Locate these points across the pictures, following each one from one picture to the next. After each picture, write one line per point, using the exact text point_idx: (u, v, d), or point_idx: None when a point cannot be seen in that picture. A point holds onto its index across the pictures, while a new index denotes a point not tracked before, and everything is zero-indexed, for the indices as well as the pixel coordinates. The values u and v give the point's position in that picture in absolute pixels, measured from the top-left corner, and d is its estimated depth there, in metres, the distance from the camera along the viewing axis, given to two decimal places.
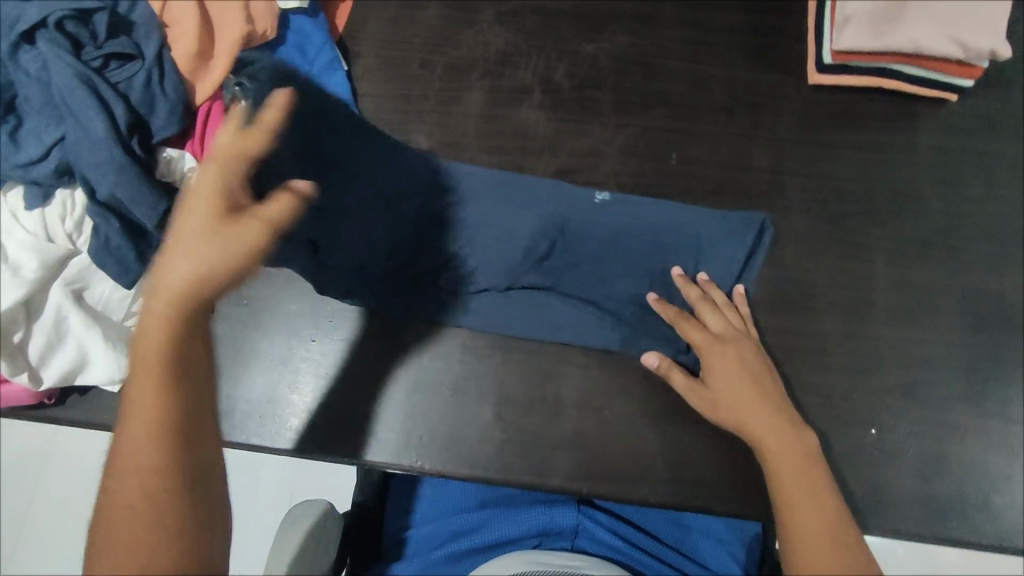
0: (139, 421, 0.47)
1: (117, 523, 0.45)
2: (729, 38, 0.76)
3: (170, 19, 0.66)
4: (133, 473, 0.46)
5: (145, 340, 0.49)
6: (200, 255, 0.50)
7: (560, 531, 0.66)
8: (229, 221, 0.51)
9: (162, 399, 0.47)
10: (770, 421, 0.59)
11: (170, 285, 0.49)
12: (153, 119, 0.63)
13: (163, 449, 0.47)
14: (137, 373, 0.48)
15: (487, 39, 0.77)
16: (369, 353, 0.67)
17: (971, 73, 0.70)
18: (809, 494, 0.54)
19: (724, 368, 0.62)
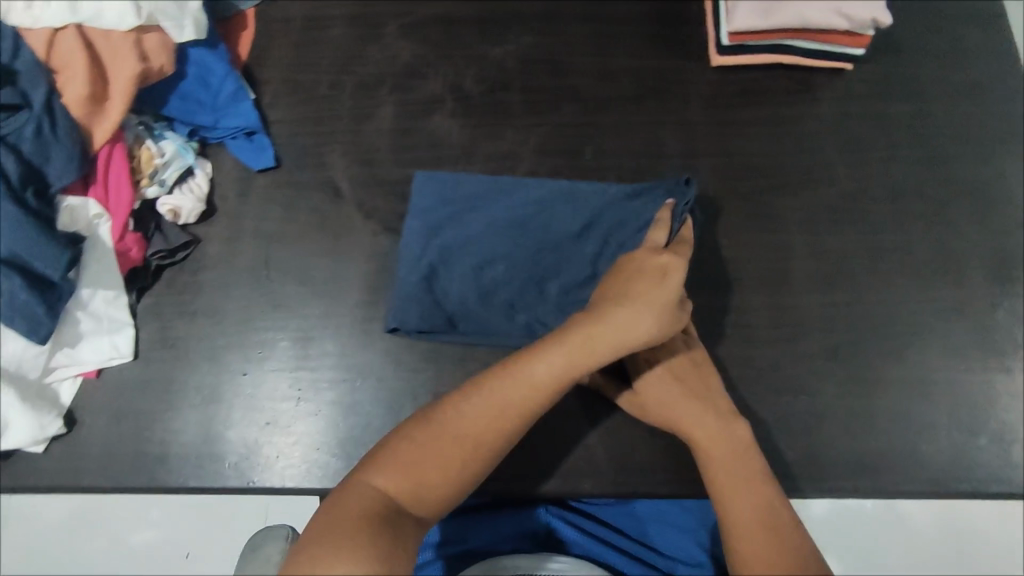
0: (526, 391, 0.53)
1: (441, 448, 0.50)
2: (632, 29, 0.77)
3: (57, 64, 0.64)
4: (478, 428, 0.51)
5: (592, 329, 0.55)
6: (640, 308, 0.57)
7: (533, 535, 0.65)
8: (671, 314, 0.58)
9: (550, 391, 0.54)
10: (696, 415, 0.59)
11: (620, 317, 0.56)
12: (49, 168, 0.61)
13: (503, 428, 0.52)
14: (552, 352, 0.54)
15: (393, 52, 0.77)
16: (303, 380, 0.66)
17: (859, 42, 0.73)
18: (736, 482, 0.54)
19: (653, 372, 0.62)
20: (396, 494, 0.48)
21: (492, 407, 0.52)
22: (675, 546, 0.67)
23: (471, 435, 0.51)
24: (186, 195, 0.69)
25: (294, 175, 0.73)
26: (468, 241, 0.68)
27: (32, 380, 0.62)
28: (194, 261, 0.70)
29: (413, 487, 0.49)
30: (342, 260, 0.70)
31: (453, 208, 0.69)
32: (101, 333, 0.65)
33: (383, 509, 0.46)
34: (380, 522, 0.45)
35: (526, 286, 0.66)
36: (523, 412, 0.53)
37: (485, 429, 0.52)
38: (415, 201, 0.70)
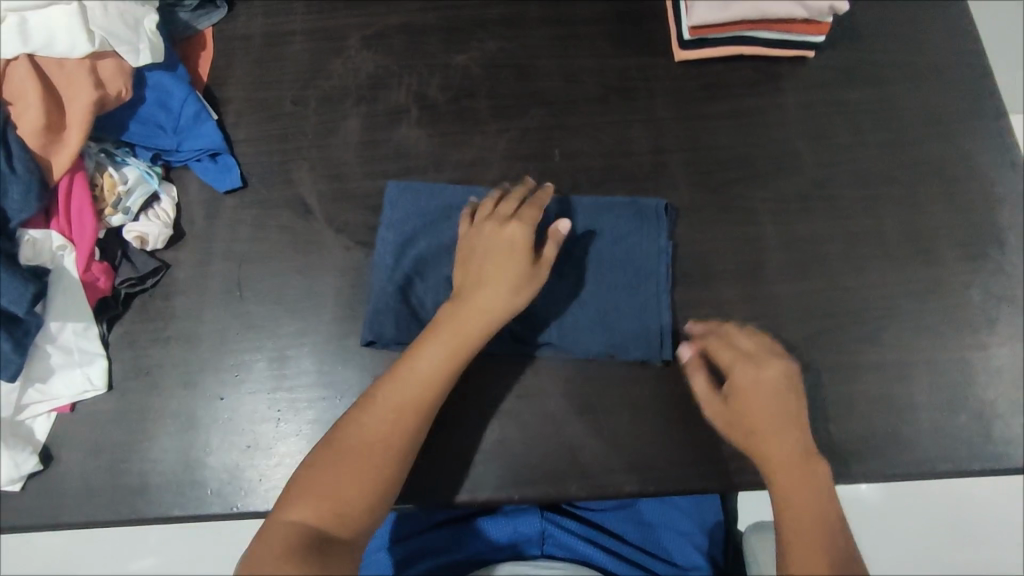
0: (413, 386, 0.58)
1: (346, 465, 0.55)
2: (594, 29, 0.77)
3: (12, 94, 0.63)
4: (375, 434, 0.56)
5: (453, 315, 0.60)
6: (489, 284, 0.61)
7: (529, 540, 0.69)
8: (521, 275, 0.61)
9: (438, 379, 0.58)
10: (789, 457, 0.58)
11: (477, 294, 0.60)
12: (8, 202, 0.60)
13: (396, 425, 0.57)
14: (426, 348, 0.59)
15: (355, 65, 0.76)
16: (282, 401, 0.65)
17: (820, 29, 0.73)
18: (812, 537, 0.55)
19: (754, 393, 0.60)
20: (315, 518, 0.52)
21: (378, 412, 0.57)
22: (674, 548, 0.70)
23: (369, 444, 0.56)
24: (151, 220, 0.68)
25: (262, 194, 0.72)
26: (447, 251, 0.68)
27: (5, 418, 0.61)
28: (164, 287, 0.69)
29: (329, 507, 0.53)
30: (316, 278, 0.69)
31: (430, 219, 0.69)
32: (72, 366, 0.64)
33: (305, 536, 0.51)
34: (302, 549, 0.50)
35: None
36: (417, 404, 0.57)
37: (379, 433, 0.56)
38: (392, 212, 0.69)
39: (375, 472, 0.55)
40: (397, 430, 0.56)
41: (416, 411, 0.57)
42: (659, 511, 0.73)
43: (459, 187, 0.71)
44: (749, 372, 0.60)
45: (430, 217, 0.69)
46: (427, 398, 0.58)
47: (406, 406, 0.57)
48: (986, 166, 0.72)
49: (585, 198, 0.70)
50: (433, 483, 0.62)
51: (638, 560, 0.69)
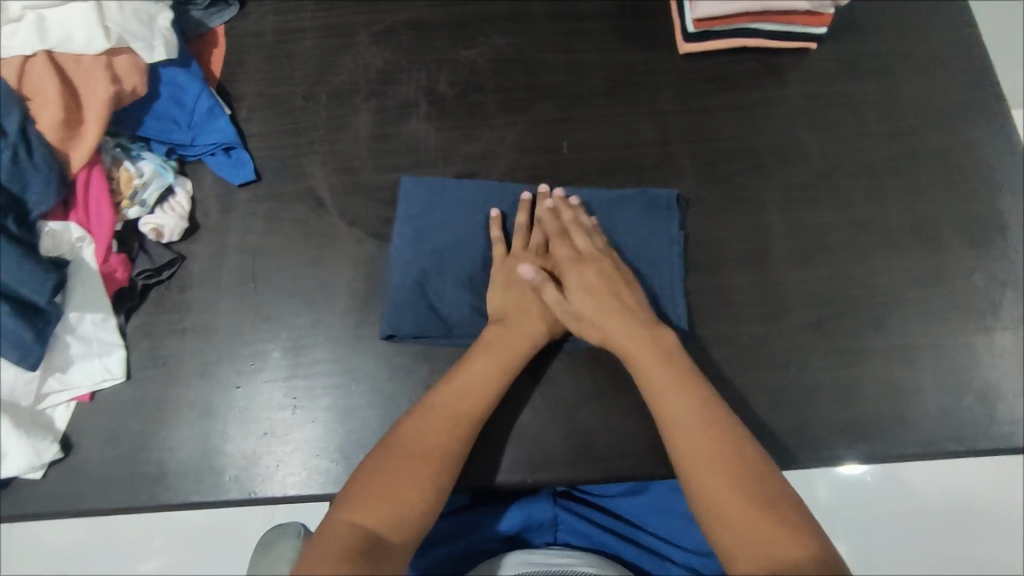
0: (466, 398, 0.60)
1: (402, 470, 0.55)
2: (599, 23, 0.78)
3: (30, 90, 0.63)
4: (429, 440, 0.57)
5: (501, 334, 0.64)
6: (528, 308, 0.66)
7: (540, 525, 0.70)
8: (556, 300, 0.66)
9: (486, 390, 0.61)
10: (631, 342, 0.62)
11: (523, 317, 0.65)
12: (28, 195, 0.61)
13: (448, 433, 0.58)
14: (474, 362, 0.62)
15: (365, 61, 0.77)
16: (297, 389, 0.67)
17: (822, 20, 0.74)
18: (695, 420, 0.58)
19: (588, 287, 0.65)
20: (370, 521, 0.52)
21: (430, 419, 0.59)
22: None
23: (423, 449, 0.57)
24: (167, 213, 0.69)
25: (275, 187, 0.73)
26: (459, 244, 0.69)
27: (26, 407, 0.62)
28: (180, 279, 0.70)
29: (386, 510, 0.53)
30: (329, 269, 0.70)
31: (443, 213, 0.70)
32: (91, 356, 0.65)
33: (364, 538, 0.51)
34: (362, 551, 0.50)
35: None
36: (467, 415, 0.60)
37: (432, 439, 0.58)
38: (404, 206, 0.70)
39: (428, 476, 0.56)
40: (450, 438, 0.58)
41: (467, 419, 0.60)
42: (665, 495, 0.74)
43: (468, 180, 0.72)
44: (581, 271, 0.65)
45: (442, 210, 0.70)
46: (479, 409, 0.60)
47: (456, 415, 0.59)
48: (987, 154, 0.73)
49: (599, 191, 0.71)
50: None
51: (652, 547, 0.70)
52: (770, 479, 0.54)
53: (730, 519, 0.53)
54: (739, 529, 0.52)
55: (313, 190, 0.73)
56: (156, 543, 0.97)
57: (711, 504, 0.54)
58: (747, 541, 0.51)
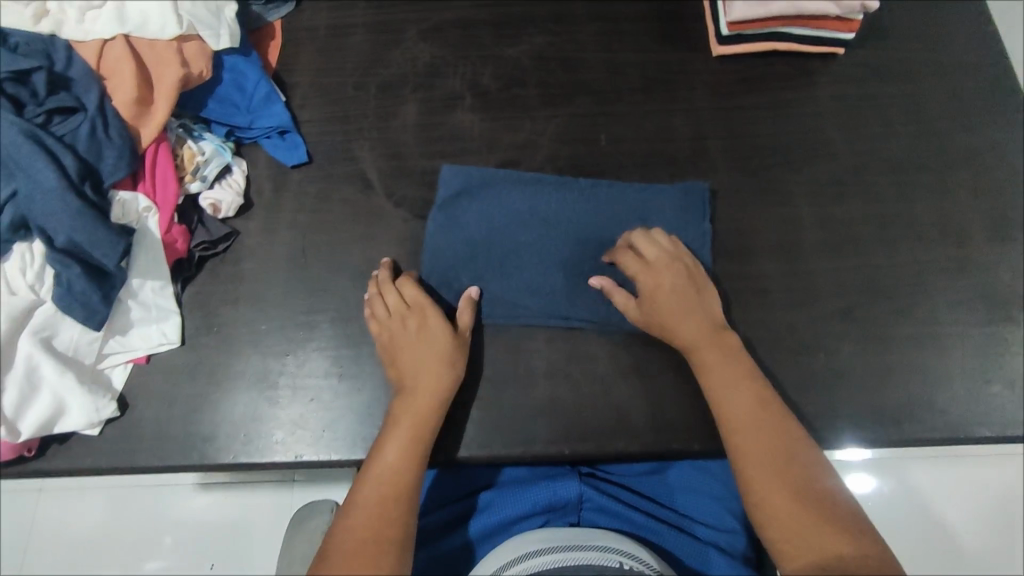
0: (387, 481, 0.60)
1: (350, 570, 0.54)
2: (636, 25, 0.82)
3: (108, 71, 0.68)
4: (366, 532, 0.56)
5: (407, 406, 0.63)
6: (415, 361, 0.65)
7: (566, 505, 0.71)
8: (432, 338, 0.66)
9: (406, 466, 0.61)
10: (698, 341, 0.64)
11: (420, 378, 0.64)
12: (102, 165, 0.65)
13: (383, 521, 0.57)
14: (388, 443, 0.62)
15: (413, 55, 0.82)
16: (344, 358, 0.70)
17: (850, 27, 0.78)
18: (759, 428, 0.60)
19: (659, 292, 0.66)
20: None
21: (361, 514, 0.58)
22: (706, 512, 0.73)
23: (364, 544, 0.56)
24: (225, 189, 0.73)
25: (327, 170, 0.77)
26: (509, 228, 0.72)
27: (88, 365, 0.66)
28: (235, 252, 0.74)
29: None
30: (376, 247, 0.74)
31: (497, 200, 0.73)
32: (150, 321, 0.69)
33: None
34: None
35: (566, 274, 0.71)
36: (394, 497, 0.59)
37: (371, 534, 0.56)
38: (461, 195, 0.74)
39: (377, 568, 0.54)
40: (382, 525, 0.57)
41: (393, 502, 0.59)
42: (693, 479, 0.75)
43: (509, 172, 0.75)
44: (661, 278, 0.66)
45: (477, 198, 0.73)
46: (402, 486, 0.60)
47: (384, 500, 0.59)
48: (1013, 157, 0.76)
49: (623, 187, 0.74)
50: (488, 437, 0.67)
51: (679, 524, 0.72)
52: (819, 486, 0.57)
53: (788, 527, 0.55)
54: (795, 537, 0.55)
55: (363, 174, 0.77)
56: (183, 500, 1.04)
57: (769, 512, 0.56)
58: (804, 547, 0.54)
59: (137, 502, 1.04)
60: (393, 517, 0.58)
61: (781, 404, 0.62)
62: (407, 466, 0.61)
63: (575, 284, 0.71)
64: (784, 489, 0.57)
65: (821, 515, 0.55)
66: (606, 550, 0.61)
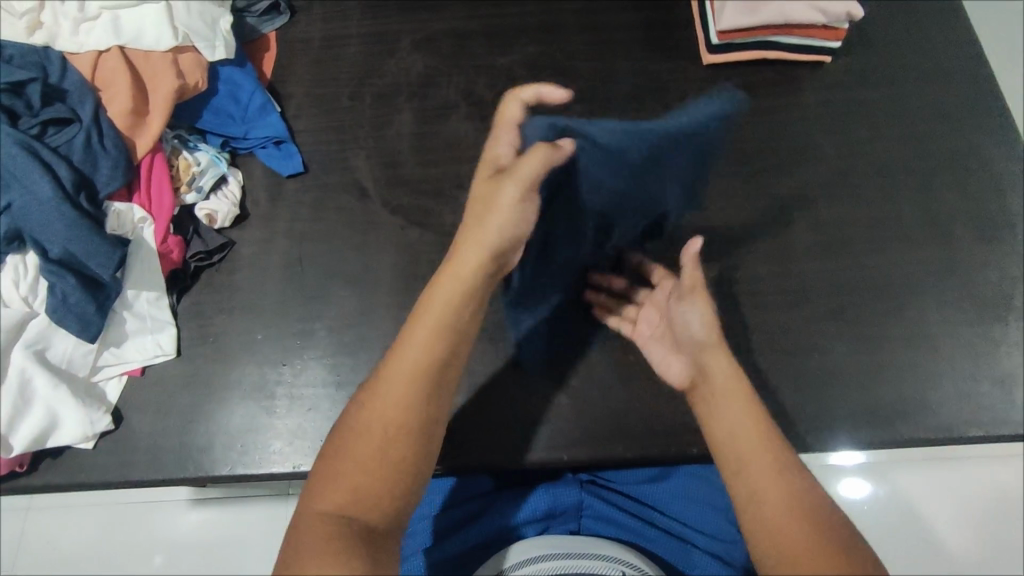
0: (423, 351, 0.55)
1: (362, 445, 0.53)
2: (627, 35, 0.84)
3: (103, 83, 0.68)
4: (390, 406, 0.54)
5: (447, 288, 0.58)
6: (477, 219, 0.59)
7: (566, 512, 0.70)
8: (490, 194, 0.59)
9: (445, 339, 0.56)
10: (728, 376, 0.60)
11: (474, 239, 0.59)
12: (97, 175, 0.64)
13: (407, 392, 0.54)
14: (433, 308, 0.57)
15: (407, 65, 0.82)
16: (341, 367, 0.70)
17: (837, 34, 0.80)
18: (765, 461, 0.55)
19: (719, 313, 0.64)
20: (336, 505, 0.51)
21: (385, 386, 0.54)
22: (706, 521, 0.71)
23: (379, 420, 0.53)
24: (222, 200, 0.73)
25: (322, 179, 0.77)
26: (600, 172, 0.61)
27: (81, 378, 0.65)
28: (230, 262, 0.74)
29: (359, 491, 0.51)
30: (372, 255, 0.74)
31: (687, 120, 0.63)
32: (144, 332, 0.68)
33: (340, 528, 0.49)
34: (339, 537, 0.49)
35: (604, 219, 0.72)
36: (425, 370, 0.55)
37: (389, 406, 0.54)
38: (593, 153, 0.58)
39: (394, 443, 0.53)
40: (407, 396, 0.54)
41: (424, 371, 0.55)
42: (698, 490, 0.73)
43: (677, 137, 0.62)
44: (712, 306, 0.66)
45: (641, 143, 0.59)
46: (434, 354, 0.56)
47: (415, 370, 0.55)
48: (996, 160, 0.78)
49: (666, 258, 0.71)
50: (487, 444, 0.67)
51: (676, 532, 0.71)
52: (828, 514, 0.52)
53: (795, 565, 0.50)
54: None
55: (357, 183, 0.77)
56: (176, 515, 1.02)
57: (772, 534, 0.51)
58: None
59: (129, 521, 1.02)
60: (422, 387, 0.54)
61: (783, 440, 0.57)
62: (445, 334, 0.56)
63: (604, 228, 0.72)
64: (788, 513, 0.52)
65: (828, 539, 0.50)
66: (604, 560, 0.61)
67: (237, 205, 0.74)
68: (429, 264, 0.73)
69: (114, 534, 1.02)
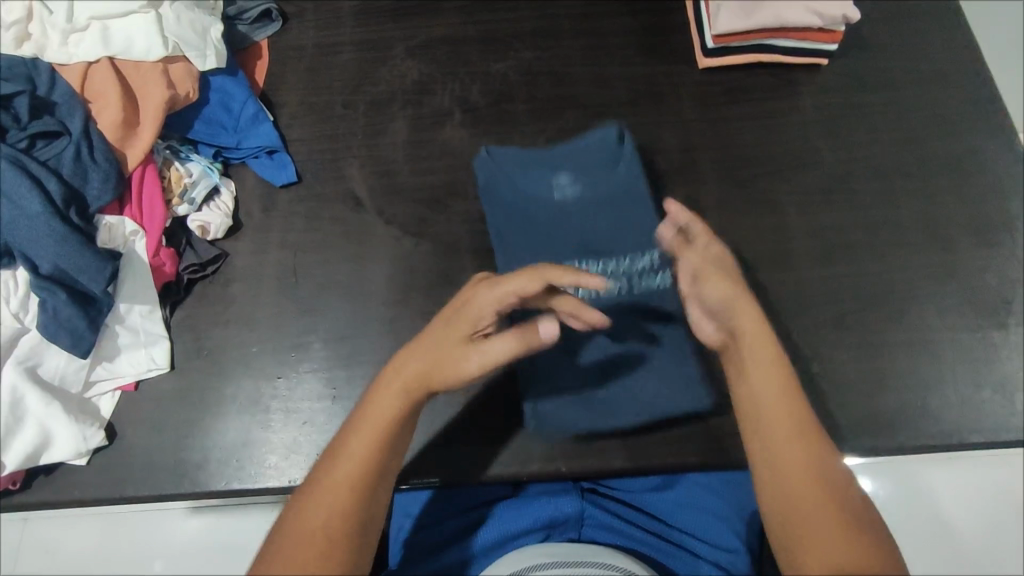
0: (374, 436, 0.55)
1: (312, 530, 0.51)
2: (622, 39, 0.83)
3: (93, 94, 0.67)
4: (337, 490, 0.53)
5: (400, 381, 0.57)
6: (437, 356, 0.57)
7: (567, 521, 0.69)
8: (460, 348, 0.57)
9: (395, 426, 0.56)
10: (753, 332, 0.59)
11: (431, 360, 0.57)
12: (87, 189, 0.64)
13: (357, 475, 0.53)
14: (382, 396, 0.56)
15: (401, 72, 0.81)
16: (337, 380, 0.69)
17: (833, 37, 0.79)
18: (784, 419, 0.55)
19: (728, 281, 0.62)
20: None
21: (334, 469, 0.53)
22: (708, 530, 0.71)
23: (328, 503, 0.52)
24: (213, 211, 0.73)
25: (316, 189, 0.76)
26: (563, 247, 0.72)
27: (74, 395, 0.65)
28: (224, 274, 0.73)
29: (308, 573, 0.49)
30: (367, 265, 0.73)
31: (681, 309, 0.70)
32: (138, 346, 0.68)
33: None
34: None
35: (607, 152, 0.75)
36: (374, 457, 0.54)
37: (338, 486, 0.53)
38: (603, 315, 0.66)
39: (343, 525, 0.52)
40: (356, 478, 0.53)
41: (373, 455, 0.54)
42: (699, 497, 0.73)
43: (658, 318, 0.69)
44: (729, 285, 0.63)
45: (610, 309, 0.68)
46: (383, 442, 0.55)
47: (365, 454, 0.54)
48: (995, 163, 0.77)
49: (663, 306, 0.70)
50: (485, 457, 0.67)
51: (678, 541, 0.70)
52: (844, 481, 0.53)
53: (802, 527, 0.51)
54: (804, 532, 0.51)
55: (352, 193, 0.76)
56: (174, 525, 1.02)
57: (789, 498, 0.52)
58: (819, 553, 0.49)
59: (126, 532, 1.02)
60: (370, 472, 0.54)
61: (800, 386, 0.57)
62: (396, 427, 0.56)
63: (609, 152, 0.75)
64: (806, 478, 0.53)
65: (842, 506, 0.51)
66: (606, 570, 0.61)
67: (230, 215, 0.73)
68: (424, 274, 0.73)
69: (112, 545, 1.01)
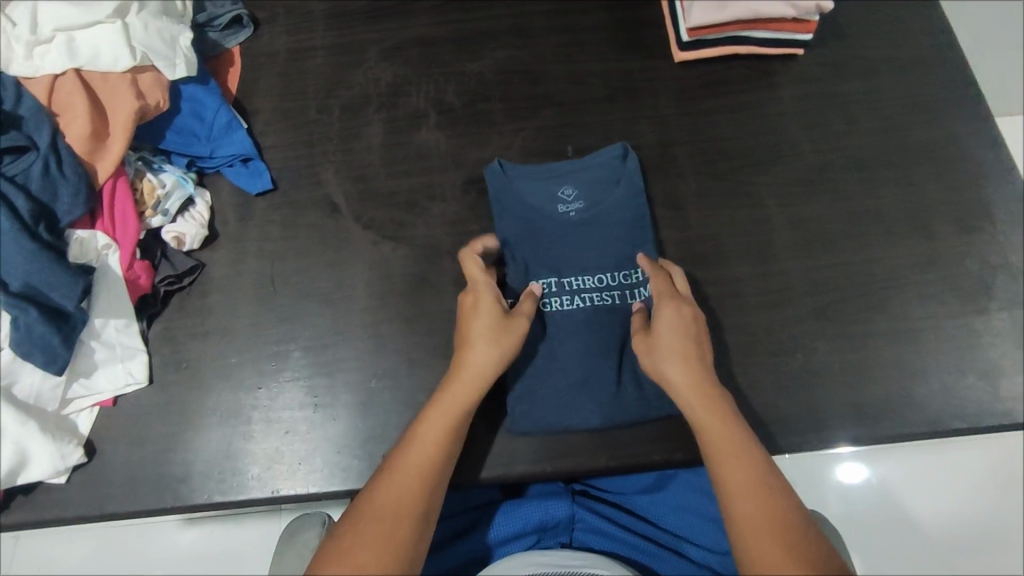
0: (442, 424, 0.59)
1: (384, 507, 0.55)
2: (597, 35, 0.82)
3: (59, 106, 0.66)
4: (409, 473, 0.57)
5: (462, 374, 0.61)
6: (483, 346, 0.62)
7: (557, 525, 0.69)
8: (500, 333, 0.62)
9: (461, 416, 0.60)
10: (692, 383, 0.60)
11: (481, 353, 0.62)
12: (57, 204, 0.62)
13: (426, 460, 0.58)
14: (450, 390, 0.61)
15: (375, 75, 0.81)
16: (318, 388, 0.68)
17: (807, 27, 0.79)
18: (736, 461, 0.56)
19: (674, 328, 0.63)
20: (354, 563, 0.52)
21: (404, 456, 0.58)
22: (701, 534, 0.70)
23: (400, 484, 0.56)
24: (188, 222, 0.72)
25: (292, 196, 0.76)
26: (567, 252, 0.71)
27: (51, 413, 0.64)
28: (201, 285, 0.72)
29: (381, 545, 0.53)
30: (345, 271, 0.72)
31: None
32: (115, 362, 0.67)
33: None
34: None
35: (612, 168, 0.74)
36: (442, 444, 0.59)
37: (408, 471, 0.57)
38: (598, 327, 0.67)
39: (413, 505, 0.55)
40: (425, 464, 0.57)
41: (441, 443, 0.59)
42: (691, 499, 0.73)
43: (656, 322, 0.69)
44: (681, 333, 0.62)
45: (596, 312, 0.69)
46: (449, 431, 0.59)
47: (435, 440, 0.59)
48: (972, 149, 0.77)
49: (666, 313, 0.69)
50: (469, 460, 0.66)
51: (667, 544, 0.70)
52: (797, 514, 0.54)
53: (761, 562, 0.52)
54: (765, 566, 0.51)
55: (328, 198, 0.75)
56: (169, 537, 1.01)
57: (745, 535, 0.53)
58: None
59: (121, 546, 1.01)
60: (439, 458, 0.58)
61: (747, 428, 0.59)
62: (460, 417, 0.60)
63: (613, 169, 0.74)
64: (763, 515, 0.54)
65: (796, 537, 0.52)
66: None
67: (205, 225, 0.72)
68: (404, 278, 0.72)
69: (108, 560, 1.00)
